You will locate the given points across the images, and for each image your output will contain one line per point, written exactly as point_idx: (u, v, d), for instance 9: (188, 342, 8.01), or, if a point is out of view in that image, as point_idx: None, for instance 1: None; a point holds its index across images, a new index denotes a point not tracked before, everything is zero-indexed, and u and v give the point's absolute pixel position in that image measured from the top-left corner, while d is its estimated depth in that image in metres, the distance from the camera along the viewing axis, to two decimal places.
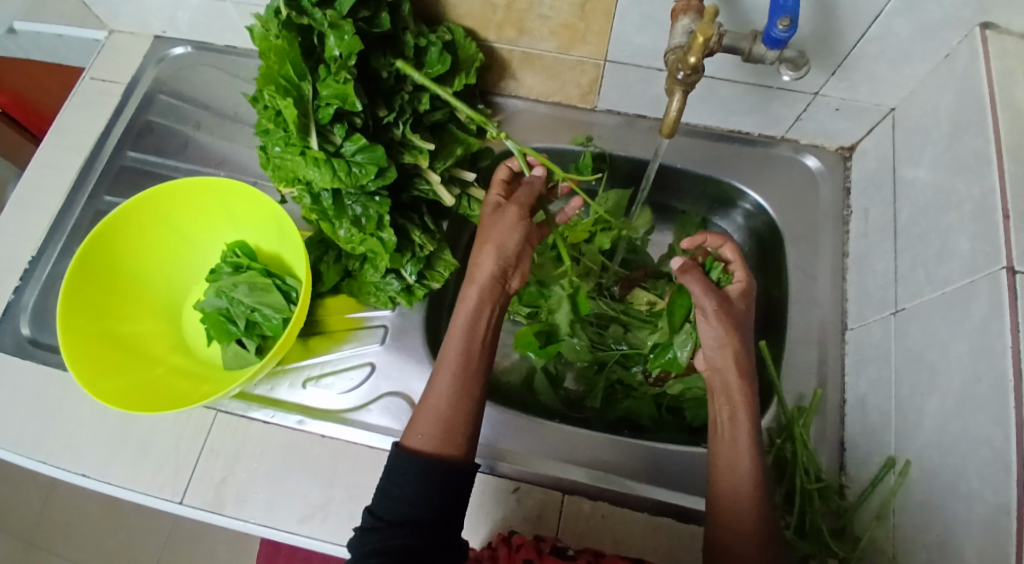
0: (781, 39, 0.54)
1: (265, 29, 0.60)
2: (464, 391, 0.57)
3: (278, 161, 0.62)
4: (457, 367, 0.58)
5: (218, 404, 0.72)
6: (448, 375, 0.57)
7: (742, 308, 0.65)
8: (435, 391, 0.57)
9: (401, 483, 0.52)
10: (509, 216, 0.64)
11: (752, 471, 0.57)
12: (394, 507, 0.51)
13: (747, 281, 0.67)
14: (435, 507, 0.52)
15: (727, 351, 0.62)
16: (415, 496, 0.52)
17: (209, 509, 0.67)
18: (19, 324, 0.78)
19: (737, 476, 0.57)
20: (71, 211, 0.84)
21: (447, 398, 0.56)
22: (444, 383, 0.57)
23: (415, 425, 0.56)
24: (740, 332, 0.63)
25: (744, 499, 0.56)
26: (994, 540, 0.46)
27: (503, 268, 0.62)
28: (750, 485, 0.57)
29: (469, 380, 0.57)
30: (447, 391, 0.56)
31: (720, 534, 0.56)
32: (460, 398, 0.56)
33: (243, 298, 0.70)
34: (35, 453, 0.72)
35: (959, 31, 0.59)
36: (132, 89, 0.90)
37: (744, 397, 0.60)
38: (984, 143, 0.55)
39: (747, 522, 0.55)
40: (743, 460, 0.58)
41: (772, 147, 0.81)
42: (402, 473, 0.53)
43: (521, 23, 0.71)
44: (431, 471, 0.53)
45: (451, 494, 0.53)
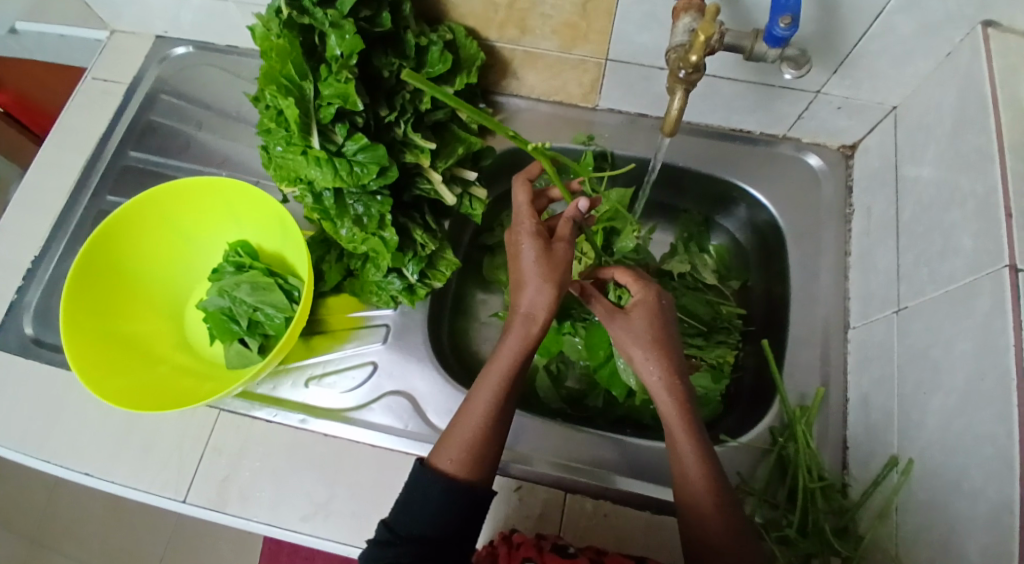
0: (783, 37, 0.53)
1: (267, 29, 0.60)
2: (498, 421, 0.56)
3: (279, 160, 0.62)
4: (498, 397, 0.56)
5: (220, 403, 0.72)
6: (486, 404, 0.55)
7: (642, 320, 0.60)
8: (469, 415, 0.55)
9: (423, 502, 0.52)
10: (562, 255, 0.59)
11: (704, 479, 0.55)
12: (411, 524, 0.52)
13: (646, 296, 0.61)
14: (451, 528, 0.52)
15: (641, 354, 0.59)
16: (435, 516, 0.52)
17: (212, 508, 0.68)
18: (22, 324, 0.78)
19: (689, 481, 0.55)
20: (74, 211, 0.84)
21: (482, 426, 0.55)
22: (481, 409, 0.55)
23: (446, 448, 0.55)
24: (653, 341, 0.59)
25: (705, 512, 0.54)
26: (998, 538, 0.46)
27: (557, 309, 0.57)
28: (711, 498, 0.54)
29: (504, 410, 0.56)
30: (482, 420, 0.55)
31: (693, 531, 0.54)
32: (493, 428, 0.55)
33: (245, 297, 0.70)
34: (40, 453, 0.72)
35: (961, 28, 0.58)
36: (135, 89, 0.90)
37: (676, 407, 0.57)
38: (987, 141, 0.54)
39: (716, 530, 0.53)
40: (694, 475, 0.55)
41: (774, 146, 0.81)
42: (423, 492, 0.53)
43: (523, 22, 0.70)
44: (454, 495, 0.53)
45: (469, 515, 0.53)
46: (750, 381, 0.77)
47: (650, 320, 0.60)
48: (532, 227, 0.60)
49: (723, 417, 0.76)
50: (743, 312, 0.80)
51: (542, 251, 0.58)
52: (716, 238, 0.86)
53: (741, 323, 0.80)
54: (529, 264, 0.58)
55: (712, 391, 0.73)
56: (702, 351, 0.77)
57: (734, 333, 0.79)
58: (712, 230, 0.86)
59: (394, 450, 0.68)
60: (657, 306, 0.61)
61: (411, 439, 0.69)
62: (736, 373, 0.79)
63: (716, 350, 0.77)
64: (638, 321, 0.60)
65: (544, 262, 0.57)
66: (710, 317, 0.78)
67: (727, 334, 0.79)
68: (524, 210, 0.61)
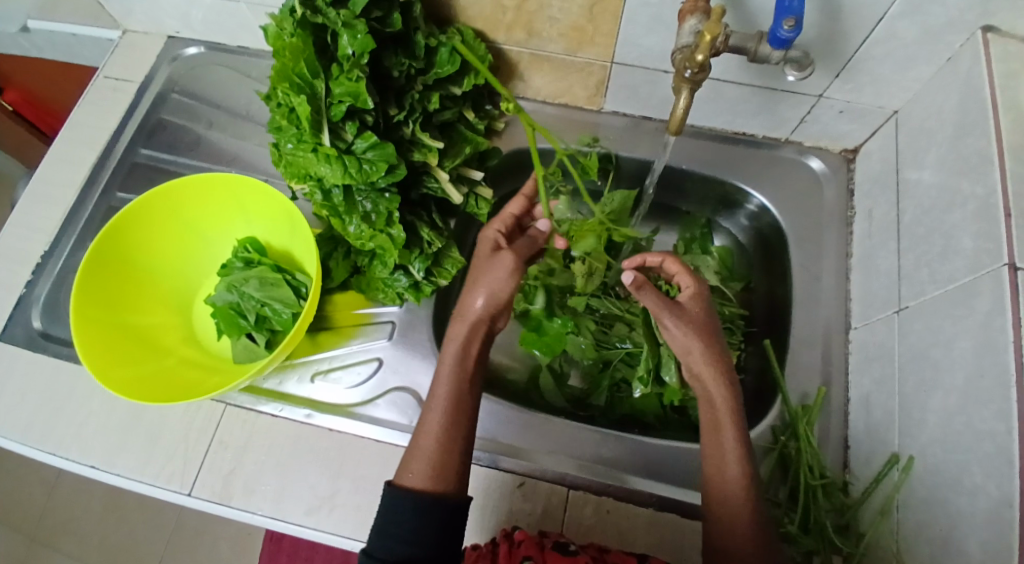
0: (786, 39, 0.54)
1: (280, 28, 0.62)
2: (455, 429, 0.59)
3: (290, 157, 0.63)
4: (448, 410, 0.60)
5: (227, 397, 0.73)
6: (439, 416, 0.59)
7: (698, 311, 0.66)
8: (426, 429, 0.59)
9: (397, 521, 0.54)
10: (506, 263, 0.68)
11: (743, 486, 0.56)
12: (390, 546, 0.52)
13: (698, 286, 0.67)
14: (431, 543, 0.53)
15: (697, 351, 0.63)
16: (412, 535, 0.53)
17: (217, 502, 0.68)
18: (31, 317, 0.79)
19: (726, 480, 0.57)
20: (84, 206, 0.85)
21: (438, 437, 0.58)
22: (437, 421, 0.59)
23: (408, 464, 0.58)
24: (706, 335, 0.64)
25: (737, 513, 0.55)
26: (998, 533, 0.46)
27: (491, 311, 0.66)
28: (740, 492, 0.56)
29: (459, 418, 0.60)
30: (439, 430, 0.58)
31: (721, 538, 0.55)
32: (450, 436, 0.58)
33: (254, 293, 0.71)
34: (45, 445, 0.72)
35: (961, 34, 0.60)
36: (146, 87, 0.91)
37: (728, 408, 0.60)
38: (987, 144, 0.55)
39: (740, 526, 0.55)
40: (731, 471, 0.57)
41: (777, 149, 0.82)
42: (397, 510, 0.54)
43: (530, 25, 0.72)
44: (427, 508, 0.54)
45: (446, 527, 0.54)
46: (752, 383, 0.77)
47: (703, 310, 0.66)
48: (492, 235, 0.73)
49: None
50: (745, 313, 0.80)
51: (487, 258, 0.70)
52: (718, 239, 0.87)
53: (743, 324, 0.81)
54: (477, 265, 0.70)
55: None
56: None
57: (736, 333, 0.79)
58: (714, 231, 0.87)
59: (397, 445, 0.69)
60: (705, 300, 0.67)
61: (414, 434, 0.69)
62: (738, 374, 0.80)
63: None
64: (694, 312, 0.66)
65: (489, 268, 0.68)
66: None
67: (729, 335, 0.79)
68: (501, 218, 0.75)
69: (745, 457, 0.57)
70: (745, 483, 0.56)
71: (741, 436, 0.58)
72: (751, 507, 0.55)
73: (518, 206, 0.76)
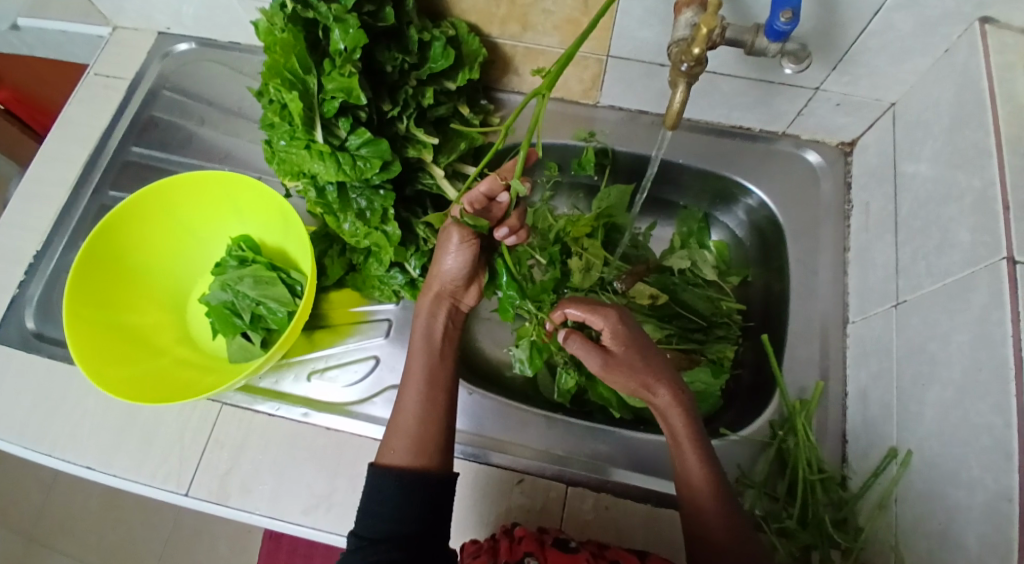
0: (783, 31, 0.54)
1: (270, 23, 0.61)
2: (433, 401, 0.60)
3: (283, 154, 0.63)
4: (424, 384, 0.60)
5: (223, 396, 0.72)
6: (416, 392, 0.60)
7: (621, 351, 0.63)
8: (405, 406, 0.60)
9: (379, 499, 0.54)
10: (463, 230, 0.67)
11: (705, 468, 0.56)
12: (375, 525, 0.53)
13: (610, 324, 0.64)
14: (415, 519, 0.53)
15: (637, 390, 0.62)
16: (396, 512, 0.53)
17: (213, 501, 0.68)
18: (24, 318, 0.79)
19: (692, 482, 0.56)
20: (75, 205, 0.84)
21: (417, 412, 0.59)
22: (413, 396, 0.60)
23: (389, 443, 0.58)
24: (644, 368, 0.62)
25: (703, 501, 0.55)
26: (995, 527, 0.46)
27: (467, 274, 0.66)
28: (704, 479, 0.56)
29: (437, 394, 0.60)
30: (418, 405, 0.59)
31: (699, 526, 0.55)
32: (430, 408, 0.59)
33: (248, 291, 0.71)
34: (40, 446, 0.72)
35: (958, 25, 0.59)
36: (137, 84, 0.90)
37: (681, 418, 0.59)
38: (984, 136, 0.55)
39: (713, 516, 0.55)
40: (696, 476, 0.56)
41: (773, 142, 0.81)
42: (380, 490, 0.55)
43: (524, 19, 0.71)
44: (410, 484, 0.55)
45: (431, 506, 0.55)
46: (749, 377, 0.77)
47: (630, 348, 0.63)
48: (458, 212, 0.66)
49: (724, 410, 0.77)
50: (743, 308, 0.80)
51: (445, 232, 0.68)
52: (716, 233, 0.86)
53: (740, 318, 0.81)
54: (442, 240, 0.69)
55: (712, 386, 0.74)
56: (703, 347, 0.78)
57: (734, 328, 0.79)
58: (711, 225, 0.87)
59: None
60: (626, 332, 0.64)
61: None
62: (735, 369, 0.80)
63: (716, 346, 0.77)
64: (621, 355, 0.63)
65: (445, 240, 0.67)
66: (710, 312, 0.79)
67: (727, 329, 0.79)
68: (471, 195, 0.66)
69: (712, 465, 0.57)
70: (711, 480, 0.56)
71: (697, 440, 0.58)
72: (715, 489, 0.56)
73: (489, 183, 0.66)
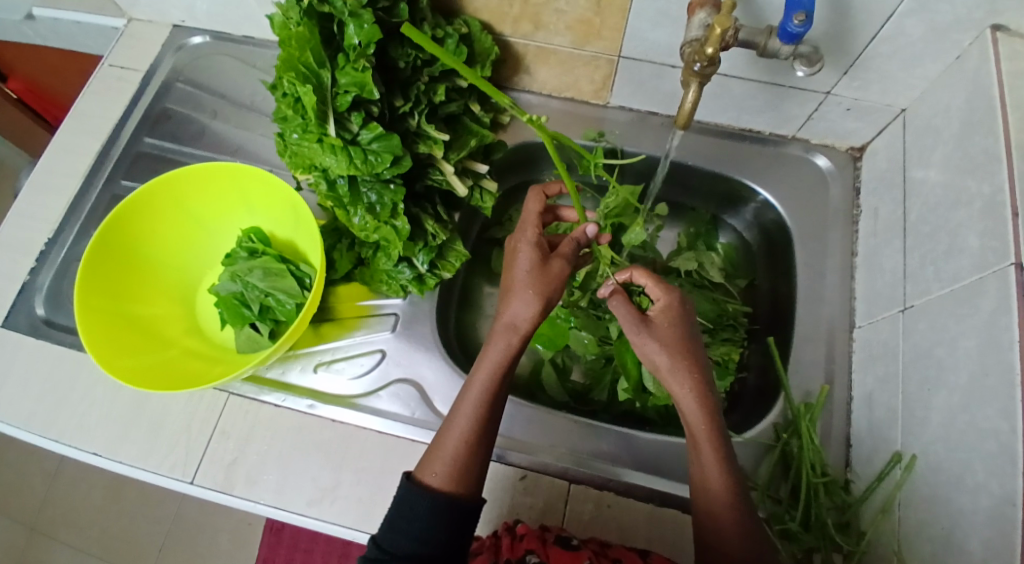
0: (796, 33, 0.54)
1: (286, 17, 0.62)
2: (484, 433, 0.57)
3: (295, 148, 0.63)
4: (481, 415, 0.57)
5: (230, 387, 0.73)
6: (469, 419, 0.57)
7: (667, 325, 0.61)
8: (452, 431, 0.57)
9: (410, 518, 0.53)
10: (557, 269, 0.63)
11: (729, 493, 0.55)
12: (399, 541, 0.52)
13: (668, 298, 0.63)
14: (441, 543, 0.53)
15: (664, 365, 0.60)
16: (422, 532, 0.53)
17: (219, 491, 0.68)
18: (34, 305, 0.79)
19: (712, 490, 0.56)
20: (88, 194, 0.85)
21: (465, 440, 0.56)
22: (465, 423, 0.57)
23: (431, 462, 0.56)
24: (678, 347, 0.60)
25: (720, 514, 0.55)
26: (1000, 532, 0.46)
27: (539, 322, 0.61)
28: (728, 503, 0.55)
29: (489, 423, 0.58)
30: (467, 432, 0.57)
31: (710, 534, 0.55)
32: (478, 440, 0.57)
33: (258, 283, 0.71)
34: (47, 433, 0.72)
35: (970, 32, 0.59)
36: (151, 76, 0.91)
37: (704, 425, 0.57)
38: (994, 142, 0.55)
39: (729, 528, 0.54)
40: (716, 485, 0.56)
41: (782, 146, 0.81)
42: (411, 507, 0.54)
43: (537, 18, 0.71)
44: (442, 508, 0.54)
45: (457, 530, 0.54)
46: (755, 380, 0.77)
47: (675, 324, 0.62)
48: (535, 238, 0.64)
49: (729, 413, 0.77)
50: (749, 310, 0.81)
51: (537, 262, 0.62)
52: (723, 235, 0.87)
53: (746, 321, 0.81)
54: (523, 271, 0.62)
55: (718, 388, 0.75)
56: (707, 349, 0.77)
57: (740, 331, 0.79)
58: (719, 228, 0.87)
59: (399, 436, 0.69)
60: (680, 310, 0.62)
61: (417, 427, 0.69)
62: (741, 372, 0.80)
63: (721, 347, 0.76)
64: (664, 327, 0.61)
65: (537, 274, 0.62)
66: (716, 314, 0.79)
67: (732, 332, 0.79)
68: (528, 220, 0.66)
69: (732, 474, 0.56)
70: (730, 490, 0.55)
71: (719, 447, 0.56)
72: (734, 506, 0.55)
73: (539, 204, 0.68)
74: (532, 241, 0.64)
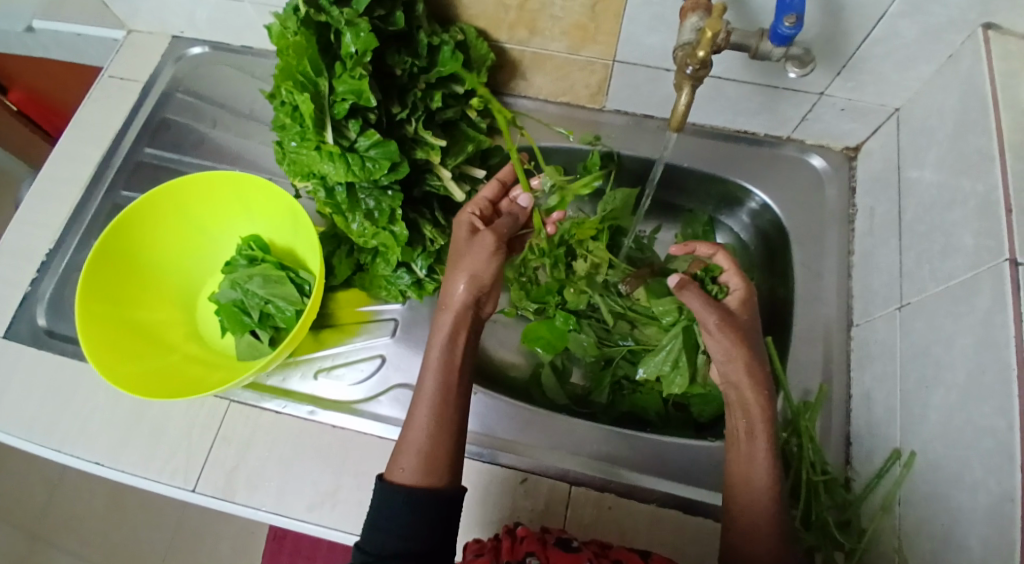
0: (787, 35, 0.55)
1: (284, 27, 0.62)
2: (443, 419, 0.58)
3: (293, 156, 0.64)
4: (435, 402, 0.59)
5: (231, 393, 0.73)
6: (426, 409, 0.58)
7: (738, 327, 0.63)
8: (414, 424, 0.58)
9: (388, 514, 0.54)
10: (486, 242, 0.64)
11: (770, 490, 0.58)
12: (382, 540, 0.53)
13: (746, 288, 0.67)
14: (425, 537, 0.54)
15: (742, 363, 0.61)
16: (403, 529, 0.54)
17: (220, 497, 0.69)
18: (35, 314, 0.80)
19: (753, 482, 0.58)
20: (89, 203, 0.86)
21: (426, 429, 0.58)
22: (424, 414, 0.58)
23: (398, 459, 0.58)
24: (748, 343, 0.62)
25: (761, 519, 0.57)
26: (998, 528, 0.46)
27: (474, 297, 0.63)
28: (767, 495, 0.57)
29: (448, 410, 0.59)
30: (427, 422, 0.58)
31: (745, 532, 0.57)
32: (439, 427, 0.58)
33: (257, 290, 0.71)
34: (49, 441, 0.73)
35: (962, 32, 0.60)
36: (151, 86, 0.92)
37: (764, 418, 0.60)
38: (988, 141, 0.55)
39: (767, 528, 0.56)
40: (756, 478, 0.58)
41: (778, 147, 0.82)
42: (388, 506, 0.55)
43: (532, 24, 0.72)
44: (419, 501, 0.55)
45: (439, 524, 0.55)
46: None
47: (750, 330, 0.63)
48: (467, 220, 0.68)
49: None
50: None
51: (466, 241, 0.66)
52: (721, 236, 0.86)
53: None
54: (456, 252, 0.65)
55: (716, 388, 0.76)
56: None
57: None
58: (717, 229, 0.87)
59: None
60: (753, 303, 0.67)
61: None
62: None
63: None
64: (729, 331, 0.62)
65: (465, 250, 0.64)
66: None
67: None
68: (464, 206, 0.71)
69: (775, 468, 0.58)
70: (773, 485, 0.58)
71: (772, 441, 0.59)
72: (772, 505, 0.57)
73: (492, 190, 0.74)
74: (466, 222, 0.68)
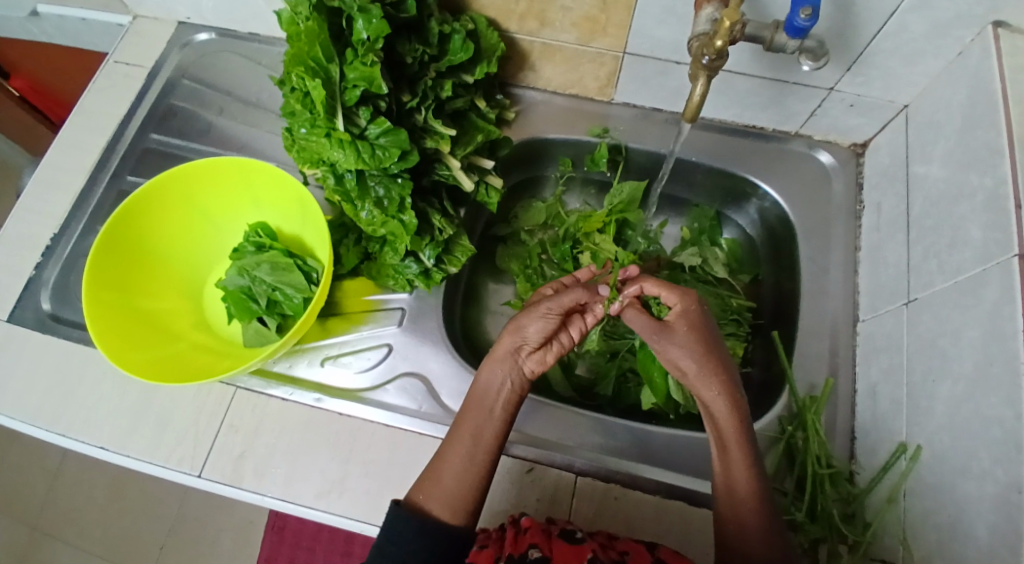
0: (802, 28, 0.55)
1: (295, 12, 0.62)
2: (475, 462, 0.58)
3: (303, 142, 0.64)
4: (474, 443, 0.59)
5: (237, 380, 0.73)
6: (463, 447, 0.59)
7: (688, 330, 0.61)
8: (448, 458, 0.59)
9: (398, 541, 0.54)
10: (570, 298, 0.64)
11: (755, 504, 0.56)
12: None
13: (684, 304, 0.62)
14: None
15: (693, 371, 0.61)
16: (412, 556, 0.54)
17: (226, 484, 0.68)
18: (40, 300, 0.79)
19: (740, 495, 0.56)
20: (94, 190, 0.85)
21: (458, 467, 0.58)
22: (460, 450, 0.59)
23: (423, 485, 0.58)
24: (707, 360, 0.60)
25: (744, 516, 0.55)
26: (1006, 518, 0.47)
27: (540, 352, 0.64)
28: (754, 511, 0.55)
29: (482, 454, 0.59)
30: (460, 459, 0.58)
31: (732, 535, 0.56)
32: (470, 469, 0.58)
33: (265, 277, 0.71)
34: (54, 427, 0.72)
35: (972, 28, 0.60)
36: (156, 73, 0.91)
37: (738, 435, 0.58)
38: (996, 136, 0.56)
39: (754, 531, 0.55)
40: (742, 488, 0.56)
41: (786, 142, 0.82)
42: (400, 530, 0.55)
43: (542, 15, 0.72)
44: (432, 533, 0.55)
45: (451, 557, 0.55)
46: (759, 375, 0.78)
47: (693, 329, 0.61)
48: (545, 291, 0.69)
49: None
50: (753, 305, 0.81)
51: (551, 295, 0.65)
52: (728, 231, 0.87)
53: (750, 316, 0.82)
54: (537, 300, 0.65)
55: None
56: None
57: (744, 325, 0.80)
58: (723, 224, 0.87)
59: (406, 429, 0.69)
60: (698, 317, 0.62)
61: (423, 419, 0.70)
62: (745, 367, 0.80)
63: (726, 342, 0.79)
64: (683, 334, 0.61)
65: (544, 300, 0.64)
66: (721, 310, 0.80)
67: (736, 326, 0.80)
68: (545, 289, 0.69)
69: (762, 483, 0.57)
70: (756, 494, 0.56)
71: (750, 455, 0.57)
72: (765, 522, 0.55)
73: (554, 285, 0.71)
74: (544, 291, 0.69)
